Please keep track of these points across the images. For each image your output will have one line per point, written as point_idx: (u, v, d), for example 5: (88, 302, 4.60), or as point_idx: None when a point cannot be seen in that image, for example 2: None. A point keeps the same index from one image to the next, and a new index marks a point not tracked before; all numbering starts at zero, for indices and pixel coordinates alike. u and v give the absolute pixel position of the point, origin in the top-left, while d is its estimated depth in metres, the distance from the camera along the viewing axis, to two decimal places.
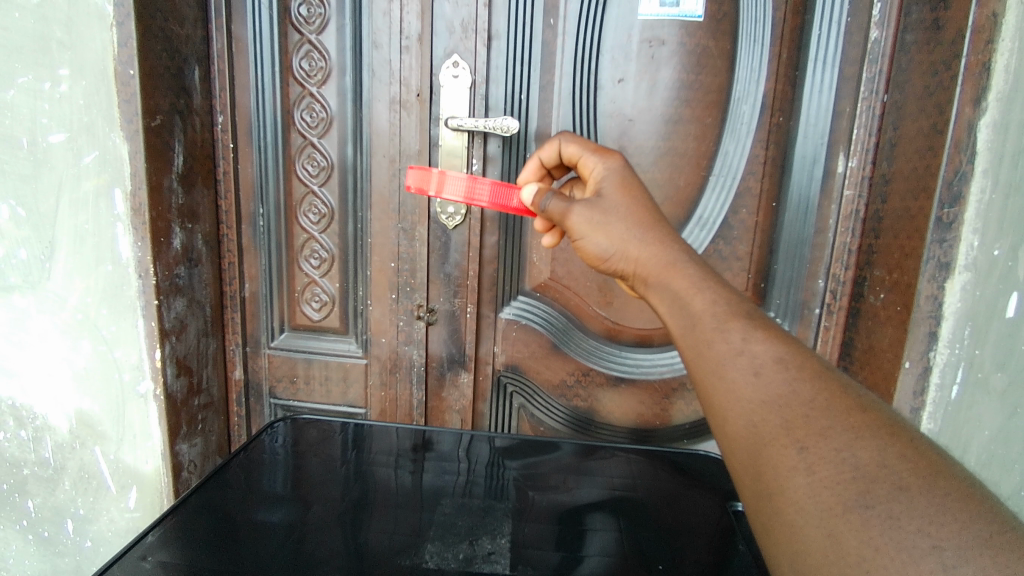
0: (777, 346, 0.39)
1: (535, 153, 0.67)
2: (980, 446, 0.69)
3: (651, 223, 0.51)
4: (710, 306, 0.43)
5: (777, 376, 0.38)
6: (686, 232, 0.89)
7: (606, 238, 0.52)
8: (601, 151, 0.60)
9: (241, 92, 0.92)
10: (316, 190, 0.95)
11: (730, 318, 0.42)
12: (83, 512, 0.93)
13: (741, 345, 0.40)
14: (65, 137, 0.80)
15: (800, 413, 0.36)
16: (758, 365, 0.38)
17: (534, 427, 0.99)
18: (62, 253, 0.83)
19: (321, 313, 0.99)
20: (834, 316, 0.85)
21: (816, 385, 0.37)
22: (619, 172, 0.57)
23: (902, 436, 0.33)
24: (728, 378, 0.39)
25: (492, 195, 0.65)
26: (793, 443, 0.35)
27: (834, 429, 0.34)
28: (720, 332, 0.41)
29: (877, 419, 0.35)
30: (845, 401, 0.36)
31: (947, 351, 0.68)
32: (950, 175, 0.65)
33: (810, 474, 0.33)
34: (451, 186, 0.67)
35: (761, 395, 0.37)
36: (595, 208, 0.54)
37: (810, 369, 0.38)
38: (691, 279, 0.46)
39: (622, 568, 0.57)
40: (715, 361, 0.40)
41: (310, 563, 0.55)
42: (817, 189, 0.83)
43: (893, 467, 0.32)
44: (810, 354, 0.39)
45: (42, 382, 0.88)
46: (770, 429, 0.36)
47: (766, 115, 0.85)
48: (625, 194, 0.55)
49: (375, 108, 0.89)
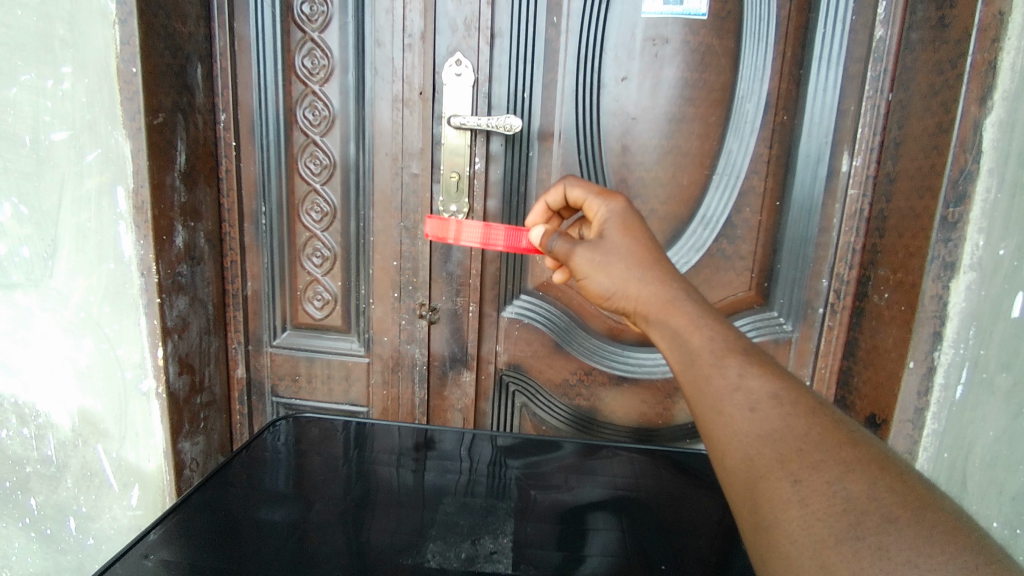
0: (773, 383, 0.39)
1: (541, 197, 0.64)
2: (984, 445, 0.66)
3: (652, 263, 0.50)
4: (708, 342, 0.43)
5: (772, 412, 0.38)
6: (688, 231, 0.89)
7: (608, 278, 0.51)
8: (605, 193, 0.58)
9: (243, 91, 0.92)
10: (318, 188, 0.95)
11: (727, 354, 0.42)
12: (85, 509, 0.93)
13: (738, 381, 0.40)
14: (68, 135, 0.80)
15: (793, 447, 0.36)
16: (754, 401, 0.39)
17: (536, 426, 0.99)
18: (65, 251, 0.83)
19: (323, 311, 0.99)
20: (838, 315, 0.85)
21: (809, 421, 0.37)
22: (622, 214, 0.56)
23: (892, 470, 0.33)
24: (724, 413, 0.39)
25: (508, 239, 0.66)
26: (787, 476, 0.35)
27: (827, 464, 0.34)
28: (718, 367, 0.41)
29: (869, 453, 0.35)
30: (837, 436, 0.36)
31: (952, 351, 0.68)
32: (955, 174, 0.65)
33: (803, 507, 0.33)
34: (469, 233, 0.68)
35: (757, 430, 0.38)
36: (598, 249, 0.52)
37: (803, 406, 0.38)
38: (690, 316, 0.45)
39: (624, 568, 0.56)
40: (713, 397, 0.40)
41: (312, 562, 0.55)
42: (821, 188, 0.83)
43: (882, 499, 0.32)
44: (804, 390, 0.40)
45: (45, 380, 0.88)
46: (766, 463, 0.36)
47: (770, 114, 0.84)
48: (628, 236, 0.53)
49: (377, 106, 0.89)
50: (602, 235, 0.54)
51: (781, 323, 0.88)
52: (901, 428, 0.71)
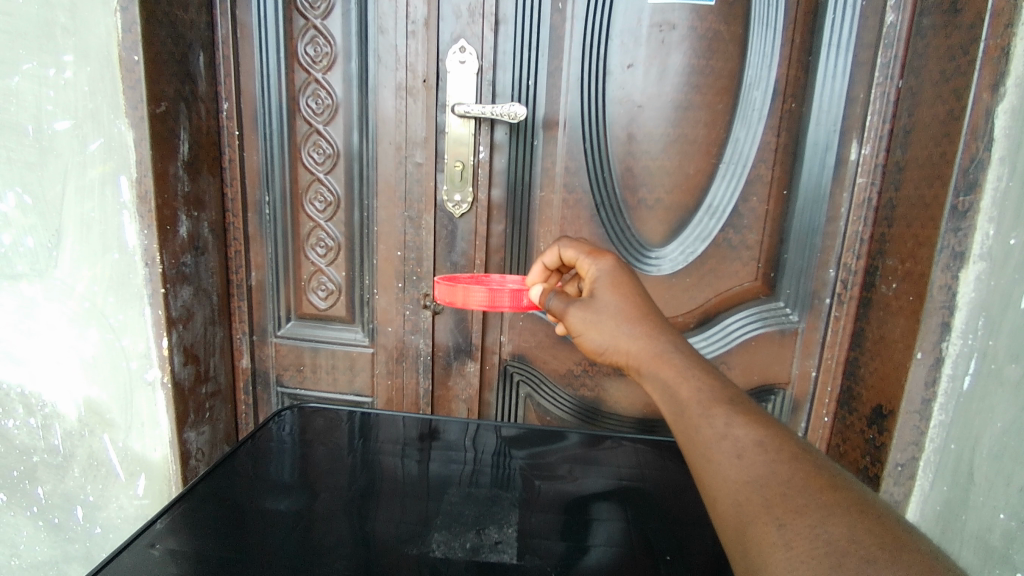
0: (757, 431, 0.42)
1: (538, 259, 0.64)
2: (991, 437, 0.63)
3: (642, 318, 0.51)
4: (696, 394, 0.45)
5: (757, 458, 0.40)
6: (694, 221, 0.88)
7: (601, 336, 0.51)
8: (595, 252, 0.59)
9: (246, 79, 0.91)
10: (321, 178, 0.94)
11: (714, 404, 0.44)
12: (92, 499, 0.93)
13: (724, 430, 0.42)
14: (71, 124, 0.79)
15: (778, 491, 0.38)
16: (740, 448, 0.41)
17: (540, 417, 0.99)
18: (69, 241, 0.83)
19: (327, 302, 0.99)
20: (845, 306, 0.84)
21: (793, 465, 0.39)
22: (612, 272, 0.56)
23: (871, 513, 0.35)
24: (713, 461, 0.41)
25: (513, 301, 0.68)
26: (773, 521, 0.36)
27: (810, 508, 0.36)
28: (706, 417, 0.43)
29: (848, 497, 0.36)
30: (818, 480, 0.38)
31: (960, 342, 0.67)
32: (966, 162, 0.64)
33: (788, 550, 0.34)
34: (475, 297, 0.68)
35: (744, 477, 0.39)
36: (590, 307, 0.53)
37: (786, 452, 0.40)
38: (679, 369, 0.47)
39: (629, 559, 0.56)
40: (702, 446, 0.42)
41: (318, 550, 0.55)
42: (829, 177, 0.82)
43: (861, 540, 0.33)
44: (788, 437, 0.42)
45: (51, 370, 0.88)
46: (753, 507, 0.38)
47: (778, 101, 0.83)
48: (619, 291, 0.54)
49: (381, 94, 0.88)
50: (593, 293, 0.55)
51: (788, 314, 0.88)
52: (907, 420, 0.70)
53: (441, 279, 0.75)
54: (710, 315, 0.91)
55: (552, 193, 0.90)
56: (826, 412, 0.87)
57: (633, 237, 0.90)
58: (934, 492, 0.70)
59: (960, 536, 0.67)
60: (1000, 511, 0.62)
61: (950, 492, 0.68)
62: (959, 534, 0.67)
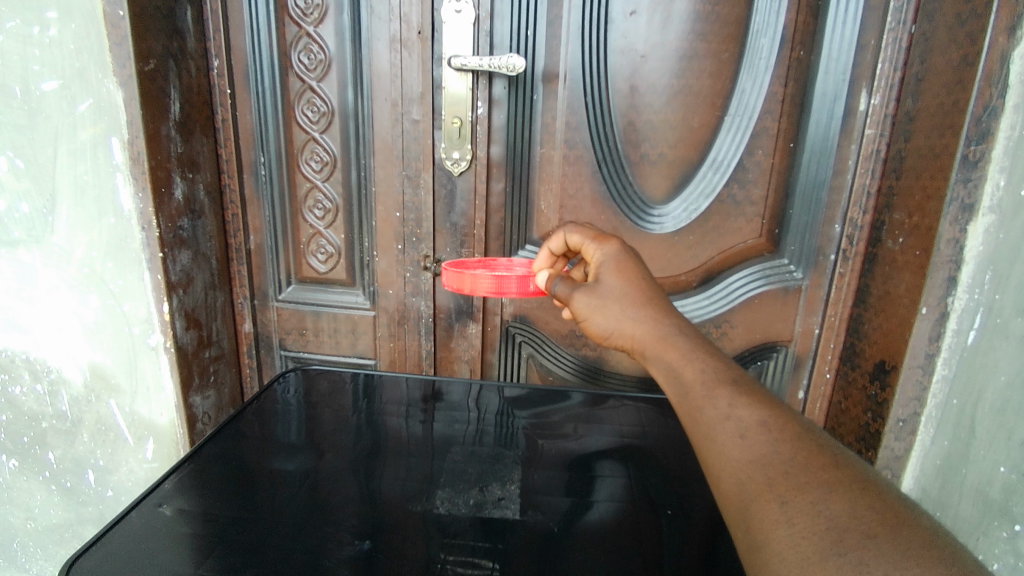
0: (760, 411, 0.42)
1: (544, 245, 0.64)
2: (994, 392, 0.62)
3: (647, 301, 0.51)
4: (700, 375, 0.45)
5: (760, 438, 0.40)
6: (698, 175, 0.86)
7: (608, 320, 0.51)
8: (600, 238, 0.58)
9: (235, 34, 0.88)
10: (316, 137, 0.92)
11: (717, 386, 0.44)
12: (102, 462, 0.95)
13: (728, 410, 0.42)
14: (58, 84, 0.77)
15: (781, 470, 0.38)
16: (743, 428, 0.41)
17: (543, 377, 0.99)
18: (64, 205, 0.82)
19: (327, 265, 0.98)
20: (850, 262, 0.83)
21: (795, 445, 0.39)
22: (617, 257, 0.56)
23: (873, 490, 0.35)
24: (717, 441, 0.41)
25: (520, 286, 0.70)
26: (775, 498, 0.36)
27: (812, 486, 0.36)
28: (709, 398, 0.43)
29: (850, 475, 0.37)
30: (821, 459, 0.38)
31: (966, 296, 0.66)
32: (979, 111, 0.62)
33: (790, 527, 0.35)
34: (483, 283, 0.71)
35: (747, 456, 0.39)
36: (596, 293, 0.53)
37: (789, 431, 0.40)
38: (682, 350, 0.47)
39: (632, 514, 0.57)
40: (706, 427, 0.42)
41: (326, 508, 0.56)
42: (837, 128, 0.80)
43: (862, 516, 0.33)
44: (791, 416, 0.42)
45: (54, 336, 0.89)
46: (756, 485, 0.38)
47: (786, 49, 0.80)
48: (625, 277, 0.53)
49: (374, 48, 0.86)
50: (599, 278, 0.54)
51: (792, 271, 0.86)
52: (910, 374, 0.70)
53: (449, 267, 0.77)
54: (713, 273, 0.90)
55: (552, 149, 0.88)
56: (828, 368, 0.87)
57: (635, 194, 0.88)
58: (935, 447, 0.70)
59: (959, 490, 0.67)
60: (1000, 465, 0.61)
61: (951, 448, 0.68)
62: (959, 488, 0.67)
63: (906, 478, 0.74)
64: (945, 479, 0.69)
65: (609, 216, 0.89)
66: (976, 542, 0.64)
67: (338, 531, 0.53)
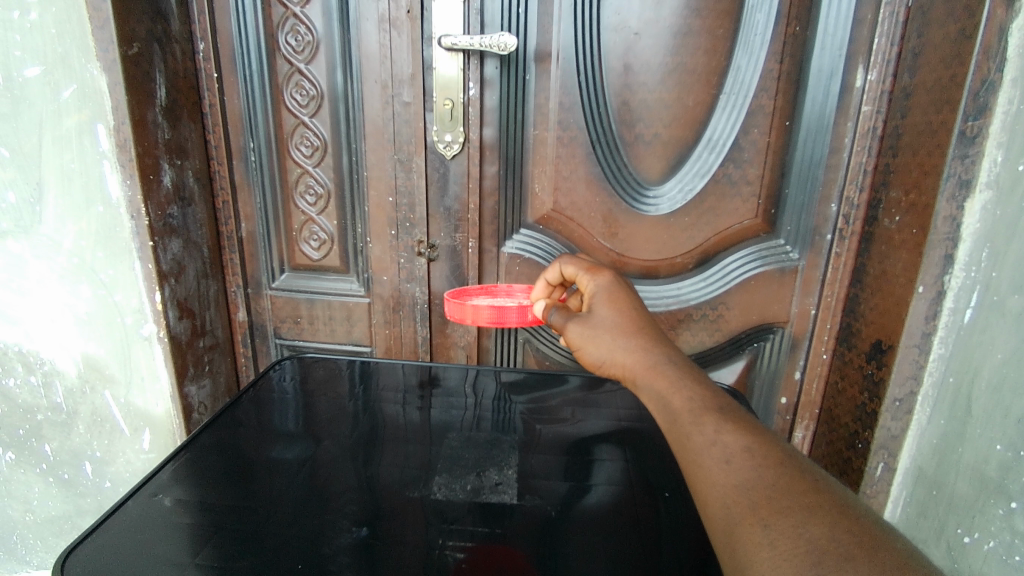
0: (746, 438, 0.42)
1: (541, 276, 0.65)
2: (992, 367, 0.62)
3: (636, 331, 0.52)
4: (687, 402, 0.46)
5: (745, 464, 0.41)
6: (694, 155, 0.85)
7: (599, 349, 0.52)
8: (593, 269, 0.60)
9: (221, 16, 0.86)
10: (306, 121, 0.90)
11: (704, 413, 0.45)
12: (99, 454, 0.95)
13: (714, 436, 0.43)
14: (41, 70, 0.76)
15: (763, 495, 0.38)
16: (729, 454, 0.41)
17: (539, 361, 0.99)
18: (51, 194, 0.81)
19: (320, 252, 0.97)
20: (847, 241, 0.82)
21: (778, 470, 0.40)
22: (609, 287, 0.57)
23: (851, 514, 0.36)
24: (703, 465, 0.42)
25: (520, 316, 0.72)
26: (759, 522, 0.37)
27: (793, 509, 0.37)
28: (696, 425, 0.44)
29: (830, 499, 0.37)
30: (802, 484, 0.38)
31: (963, 274, 0.65)
32: (976, 85, 0.62)
33: (772, 549, 0.35)
34: (483, 317, 0.72)
35: (732, 480, 0.40)
36: (587, 322, 0.54)
37: (772, 457, 0.41)
38: (671, 379, 0.48)
39: (629, 496, 0.57)
40: (692, 452, 0.43)
41: (325, 495, 0.56)
42: (833, 106, 0.79)
43: (841, 539, 0.34)
44: (775, 443, 0.43)
45: (46, 328, 0.88)
46: (740, 509, 0.38)
47: (782, 25, 0.79)
48: (615, 307, 0.54)
49: (363, 28, 0.84)
50: (591, 307, 0.56)
51: (788, 251, 0.86)
52: (907, 353, 0.70)
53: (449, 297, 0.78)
54: (709, 255, 0.89)
55: (546, 130, 0.87)
56: (824, 349, 0.87)
57: (630, 175, 0.88)
58: (931, 426, 0.70)
59: (956, 467, 0.67)
60: (995, 442, 0.61)
61: (947, 426, 0.68)
62: (955, 466, 0.67)
63: (903, 457, 0.74)
64: (942, 458, 0.69)
65: (604, 197, 0.88)
66: (975, 518, 0.64)
67: (338, 519, 0.53)
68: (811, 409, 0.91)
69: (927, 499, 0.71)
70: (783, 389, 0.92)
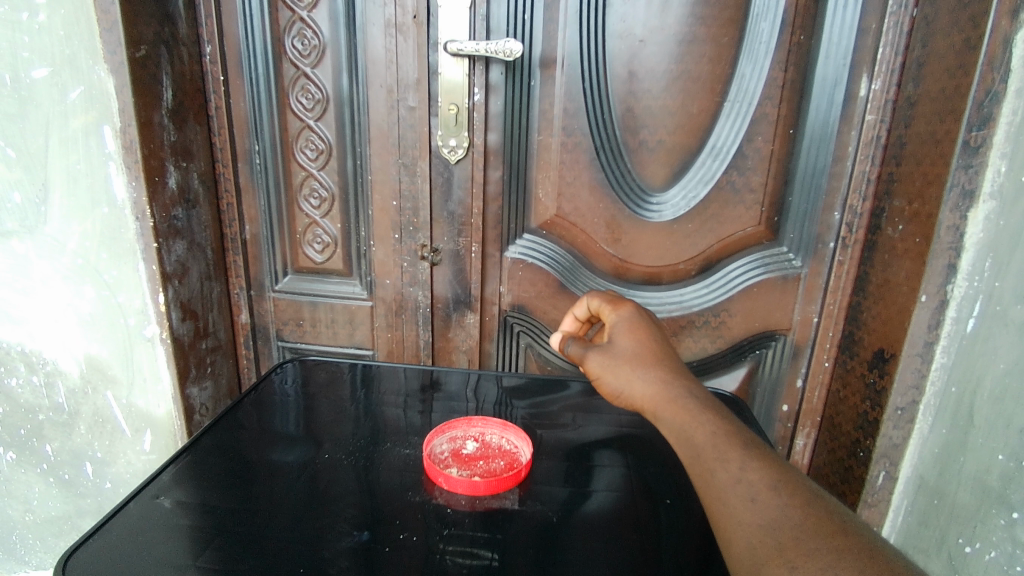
0: (771, 475, 0.42)
1: (569, 311, 0.65)
2: (994, 377, 0.62)
3: (656, 363, 0.52)
4: (711, 437, 0.46)
5: (770, 502, 0.40)
6: (697, 163, 0.86)
7: (619, 380, 0.53)
8: (616, 302, 0.61)
9: (228, 19, 0.86)
10: (311, 125, 0.91)
11: (729, 449, 0.44)
12: (100, 454, 0.95)
13: (739, 474, 0.43)
14: (49, 71, 0.76)
15: (790, 536, 0.38)
16: (754, 492, 0.41)
17: (541, 366, 0.99)
18: (57, 195, 0.81)
19: (324, 255, 0.97)
20: (850, 249, 0.82)
21: (805, 510, 0.40)
22: (631, 319, 0.58)
23: (880, 558, 0.35)
24: (728, 503, 0.41)
25: None
26: (785, 563, 0.37)
27: (820, 553, 0.36)
28: (721, 461, 0.44)
29: (858, 542, 0.37)
30: (829, 525, 0.38)
31: (966, 283, 0.65)
32: (980, 96, 0.62)
33: None
34: (493, 422, 0.68)
35: (758, 520, 0.40)
36: (608, 353, 0.55)
37: (798, 496, 0.41)
38: (692, 413, 0.48)
39: (629, 503, 0.57)
40: (716, 489, 0.43)
41: (325, 498, 0.56)
42: (837, 114, 0.79)
43: None
44: (801, 482, 0.42)
45: (49, 328, 0.88)
46: (767, 550, 0.38)
47: (787, 33, 0.79)
48: (637, 339, 0.55)
49: (370, 33, 0.85)
50: (612, 338, 0.56)
51: (790, 259, 0.86)
52: (909, 362, 0.70)
53: None
54: (712, 262, 0.89)
55: (550, 136, 0.87)
56: (826, 357, 0.87)
57: (634, 182, 0.88)
58: (934, 436, 0.70)
59: (958, 477, 0.66)
60: (997, 452, 0.61)
61: (949, 436, 0.68)
62: (957, 476, 0.66)
63: (905, 466, 0.74)
64: (945, 467, 0.68)
65: (607, 204, 0.89)
66: (977, 529, 0.63)
67: (338, 522, 0.52)
68: (813, 417, 0.91)
69: (929, 508, 0.71)
70: (785, 396, 0.92)
